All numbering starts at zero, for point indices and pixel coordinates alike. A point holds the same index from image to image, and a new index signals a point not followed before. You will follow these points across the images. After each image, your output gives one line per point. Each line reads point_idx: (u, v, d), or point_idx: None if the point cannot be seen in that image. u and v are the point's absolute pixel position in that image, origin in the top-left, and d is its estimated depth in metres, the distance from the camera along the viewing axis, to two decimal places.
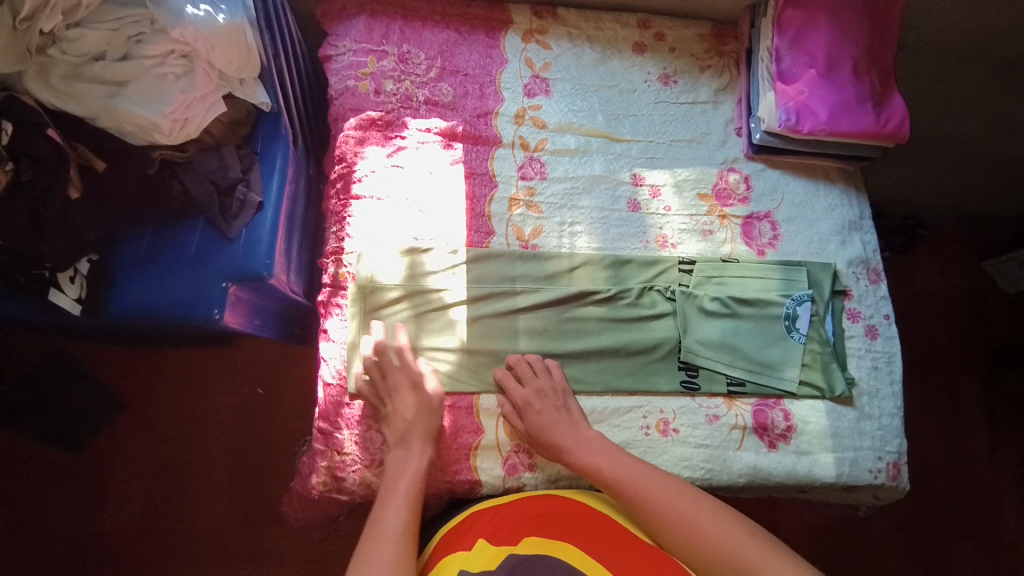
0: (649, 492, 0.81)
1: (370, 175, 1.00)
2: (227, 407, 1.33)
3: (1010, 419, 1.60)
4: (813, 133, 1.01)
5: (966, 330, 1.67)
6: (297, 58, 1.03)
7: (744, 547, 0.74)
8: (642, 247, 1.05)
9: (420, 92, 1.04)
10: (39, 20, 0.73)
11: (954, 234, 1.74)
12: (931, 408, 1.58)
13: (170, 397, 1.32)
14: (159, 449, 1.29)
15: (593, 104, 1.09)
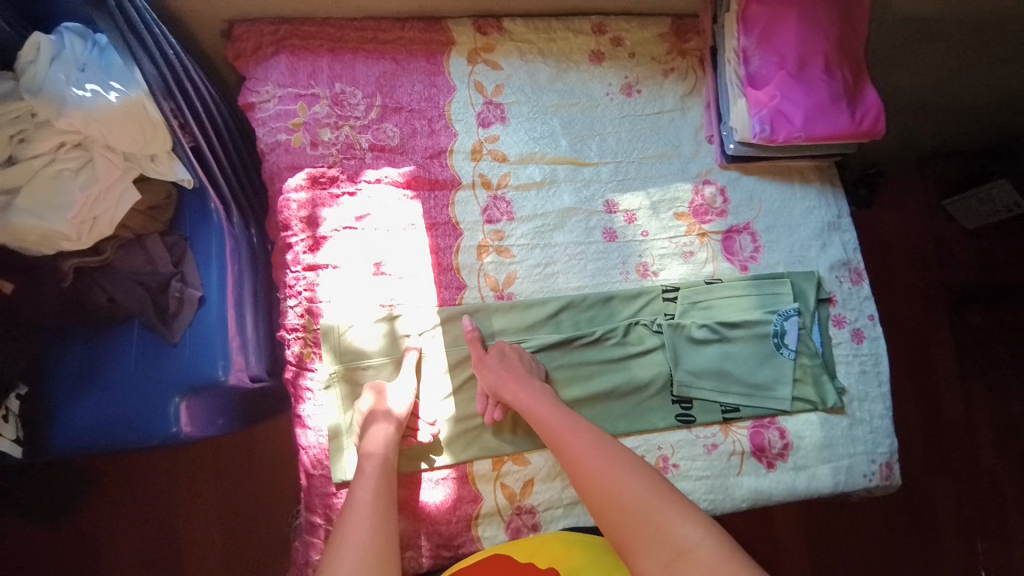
0: (581, 450, 0.80)
1: (321, 241, 0.90)
2: (201, 483, 1.19)
3: (996, 377, 1.59)
4: (788, 141, 0.96)
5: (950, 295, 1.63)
6: (217, 111, 0.90)
7: (664, 509, 0.72)
8: (622, 280, 0.99)
9: (362, 138, 0.93)
10: None
11: None
12: (916, 377, 1.58)
13: (136, 483, 1.16)
14: (134, 540, 1.15)
15: (554, 127, 0.99)
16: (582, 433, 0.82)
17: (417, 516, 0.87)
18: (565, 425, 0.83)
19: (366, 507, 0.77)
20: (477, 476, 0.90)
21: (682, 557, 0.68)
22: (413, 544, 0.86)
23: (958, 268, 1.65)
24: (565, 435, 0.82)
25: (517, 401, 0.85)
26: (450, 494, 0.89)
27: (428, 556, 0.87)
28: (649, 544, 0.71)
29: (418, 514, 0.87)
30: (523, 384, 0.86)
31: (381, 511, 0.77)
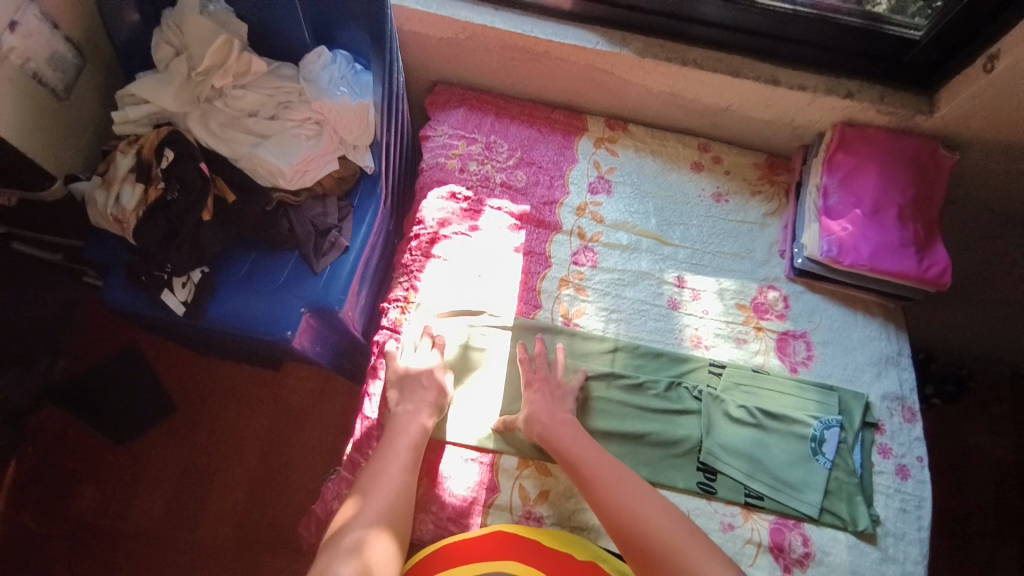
0: (609, 482, 0.87)
1: (442, 238, 1.13)
2: (260, 431, 1.41)
3: None
4: (853, 267, 1.08)
5: (1009, 494, 1.61)
6: (402, 132, 1.22)
7: (684, 545, 0.80)
8: (675, 344, 1.11)
9: (498, 175, 1.19)
10: (212, 76, 0.96)
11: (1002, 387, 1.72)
12: (963, 569, 1.51)
13: (220, 409, 1.42)
14: (197, 457, 1.37)
15: (648, 208, 1.20)
16: (614, 471, 0.89)
17: (441, 485, 0.96)
18: (593, 458, 0.90)
19: (410, 439, 0.92)
20: (500, 469, 0.98)
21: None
22: (427, 508, 0.94)
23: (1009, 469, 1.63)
24: (593, 464, 0.90)
25: (545, 426, 0.94)
26: (475, 477, 0.97)
27: (436, 525, 0.94)
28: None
29: (442, 486, 0.96)
30: (552, 415, 0.96)
31: (417, 444, 0.92)
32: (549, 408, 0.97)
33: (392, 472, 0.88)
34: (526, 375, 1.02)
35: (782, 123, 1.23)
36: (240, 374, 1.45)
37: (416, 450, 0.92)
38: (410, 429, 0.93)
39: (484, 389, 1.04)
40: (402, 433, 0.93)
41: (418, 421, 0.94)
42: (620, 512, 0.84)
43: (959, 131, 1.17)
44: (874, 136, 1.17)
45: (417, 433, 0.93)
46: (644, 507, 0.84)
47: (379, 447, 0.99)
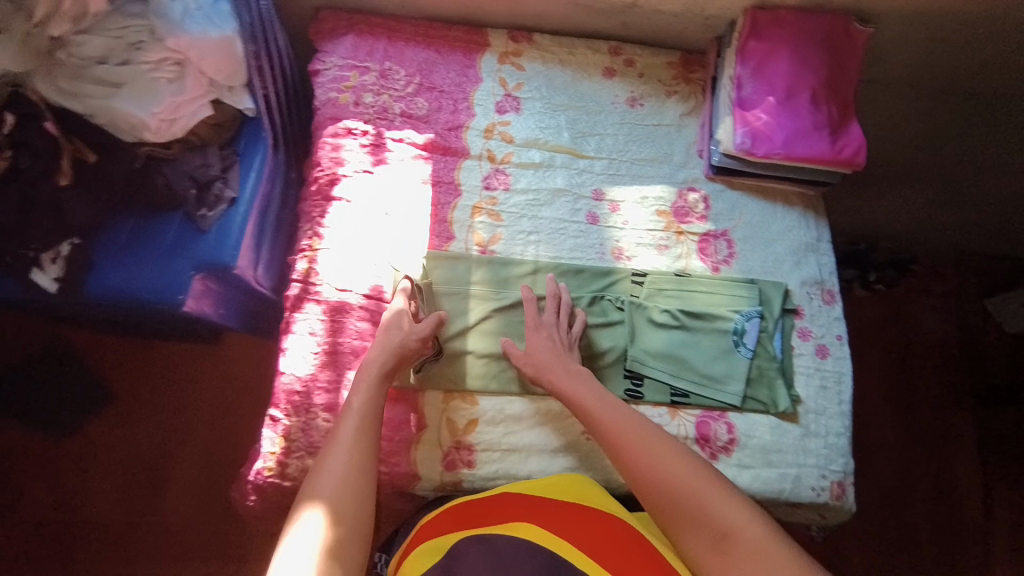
0: (628, 438, 0.88)
1: (344, 178, 1.07)
2: (207, 403, 1.40)
3: (993, 450, 1.67)
4: (767, 156, 1.05)
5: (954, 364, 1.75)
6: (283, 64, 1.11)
7: (712, 498, 0.82)
8: (597, 258, 1.09)
9: (396, 105, 1.12)
10: (48, 24, 0.87)
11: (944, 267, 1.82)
12: (914, 436, 1.67)
13: (162, 389, 1.40)
14: (145, 438, 1.37)
15: (560, 122, 1.15)
16: (631, 422, 0.90)
17: None
18: (615, 416, 0.91)
19: (363, 384, 0.91)
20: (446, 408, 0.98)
21: (729, 538, 0.79)
22: None
23: (954, 341, 1.76)
24: (614, 423, 0.90)
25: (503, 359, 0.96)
26: (403, 416, 0.98)
27: None
28: (697, 527, 0.81)
29: None
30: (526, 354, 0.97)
31: (372, 386, 0.91)
32: (561, 362, 0.96)
33: (348, 424, 0.88)
34: (533, 320, 1.01)
35: (691, 13, 1.16)
36: (180, 352, 1.43)
37: (374, 390, 0.91)
38: (366, 374, 0.92)
39: None
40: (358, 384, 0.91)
41: (376, 364, 0.92)
42: (643, 467, 0.85)
43: (870, 3, 1.13)
44: (786, 17, 1.11)
45: (370, 374, 0.92)
46: (669, 462, 0.85)
47: (297, 400, 0.98)
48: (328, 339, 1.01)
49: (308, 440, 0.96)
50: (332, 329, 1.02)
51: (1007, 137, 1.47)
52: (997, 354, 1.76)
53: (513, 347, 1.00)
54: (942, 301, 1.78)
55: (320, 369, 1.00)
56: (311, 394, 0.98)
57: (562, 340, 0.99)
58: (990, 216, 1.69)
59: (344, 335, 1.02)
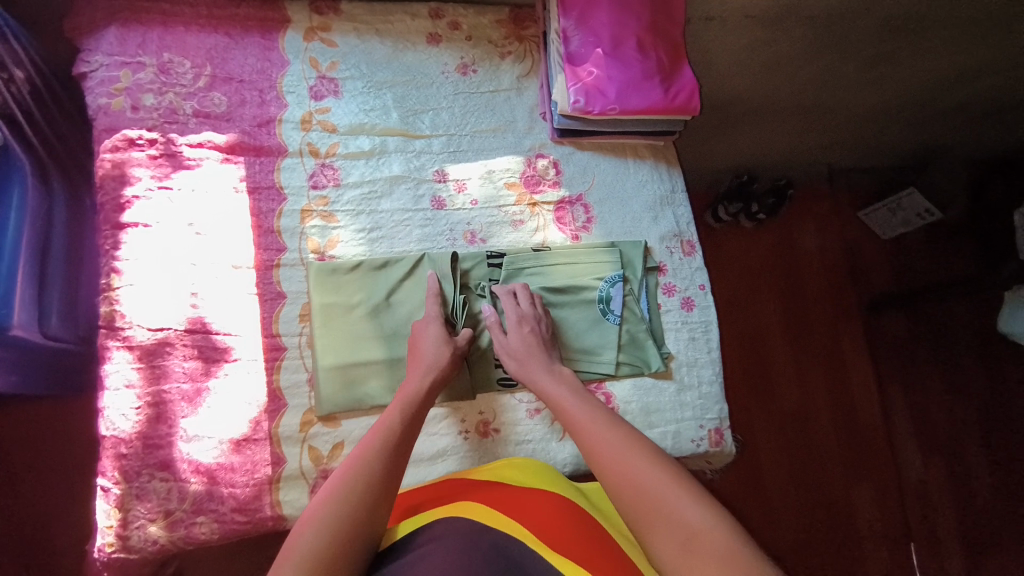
0: (598, 434, 0.79)
1: (134, 200, 0.91)
2: (47, 477, 1.16)
3: (883, 350, 1.90)
4: (604, 113, 1.01)
5: (842, 277, 1.96)
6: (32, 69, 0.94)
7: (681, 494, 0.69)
8: (450, 245, 1.01)
9: (186, 104, 0.96)
10: None
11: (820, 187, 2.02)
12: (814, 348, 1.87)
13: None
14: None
15: (386, 101, 1.04)
16: (605, 424, 0.81)
17: (217, 478, 0.85)
18: (588, 417, 0.83)
19: (405, 394, 0.85)
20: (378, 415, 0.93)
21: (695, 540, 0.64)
22: (205, 507, 0.84)
23: (835, 254, 1.98)
24: (586, 421, 0.82)
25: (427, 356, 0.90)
26: (257, 456, 0.88)
27: (218, 522, 0.84)
28: (665, 527, 0.66)
29: (218, 477, 0.85)
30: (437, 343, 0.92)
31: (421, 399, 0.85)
32: (539, 358, 0.92)
33: (382, 428, 0.80)
34: (512, 305, 0.97)
35: None
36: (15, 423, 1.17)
37: (418, 403, 0.84)
38: (408, 390, 0.85)
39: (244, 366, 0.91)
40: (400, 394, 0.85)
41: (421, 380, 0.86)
42: (612, 465, 0.74)
43: None
44: None
45: (412, 392, 0.85)
46: (637, 460, 0.74)
47: (130, 463, 0.83)
48: (153, 388, 0.87)
49: (148, 508, 0.83)
50: (155, 376, 0.87)
51: (865, 48, 1.36)
52: (875, 260, 2.00)
53: (496, 324, 0.97)
54: (819, 220, 2.00)
55: (147, 425, 0.85)
56: (147, 454, 0.84)
57: (545, 336, 0.95)
58: (845, 136, 1.74)
59: (171, 381, 0.87)
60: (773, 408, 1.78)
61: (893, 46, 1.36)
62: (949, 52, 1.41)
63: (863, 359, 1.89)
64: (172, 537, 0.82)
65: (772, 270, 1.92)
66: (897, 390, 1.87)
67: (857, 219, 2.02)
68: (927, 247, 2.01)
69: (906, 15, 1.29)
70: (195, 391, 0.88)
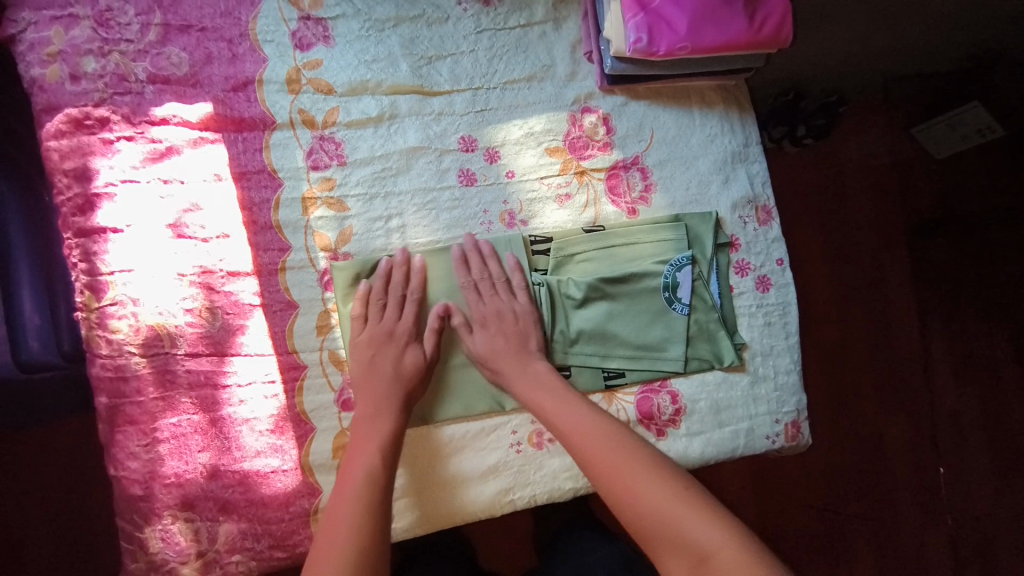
0: (590, 442, 0.70)
1: (98, 198, 0.73)
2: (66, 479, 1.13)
3: (932, 285, 1.67)
4: (672, 54, 0.79)
5: (891, 204, 1.71)
6: None
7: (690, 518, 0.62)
8: (484, 231, 0.84)
9: (139, 68, 0.75)
10: None
11: (873, 101, 1.72)
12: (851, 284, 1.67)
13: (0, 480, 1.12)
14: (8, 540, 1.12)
15: (391, 47, 0.82)
16: (598, 427, 0.72)
17: (254, 512, 0.75)
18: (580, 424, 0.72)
19: (383, 413, 0.74)
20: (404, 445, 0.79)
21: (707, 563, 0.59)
22: (240, 546, 0.74)
23: (884, 178, 1.72)
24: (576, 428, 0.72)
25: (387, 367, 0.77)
26: (290, 486, 0.77)
27: (259, 559, 0.75)
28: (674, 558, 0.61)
29: (252, 510, 0.75)
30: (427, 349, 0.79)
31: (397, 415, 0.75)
32: (517, 353, 0.80)
33: (358, 462, 0.70)
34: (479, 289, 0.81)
35: None
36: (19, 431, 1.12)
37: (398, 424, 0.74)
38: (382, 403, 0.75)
39: (259, 393, 0.77)
40: (368, 420, 0.74)
41: (403, 390, 0.76)
42: (605, 475, 0.67)
43: None
44: None
45: (391, 401, 0.75)
46: (636, 467, 0.67)
47: (146, 505, 0.73)
48: (158, 421, 0.74)
49: (176, 550, 0.73)
50: (158, 408, 0.74)
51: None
52: (926, 184, 1.72)
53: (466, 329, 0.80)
54: (870, 141, 1.72)
55: (160, 463, 0.73)
56: (166, 490, 0.73)
57: (528, 317, 0.82)
58: (919, 41, 1.45)
59: (178, 412, 0.74)
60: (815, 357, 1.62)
61: None
62: None
63: (908, 297, 1.67)
64: None
65: (819, 205, 1.69)
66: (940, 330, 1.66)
67: (907, 137, 1.72)
68: (997, 166, 1.70)
69: None
70: (208, 422, 0.75)
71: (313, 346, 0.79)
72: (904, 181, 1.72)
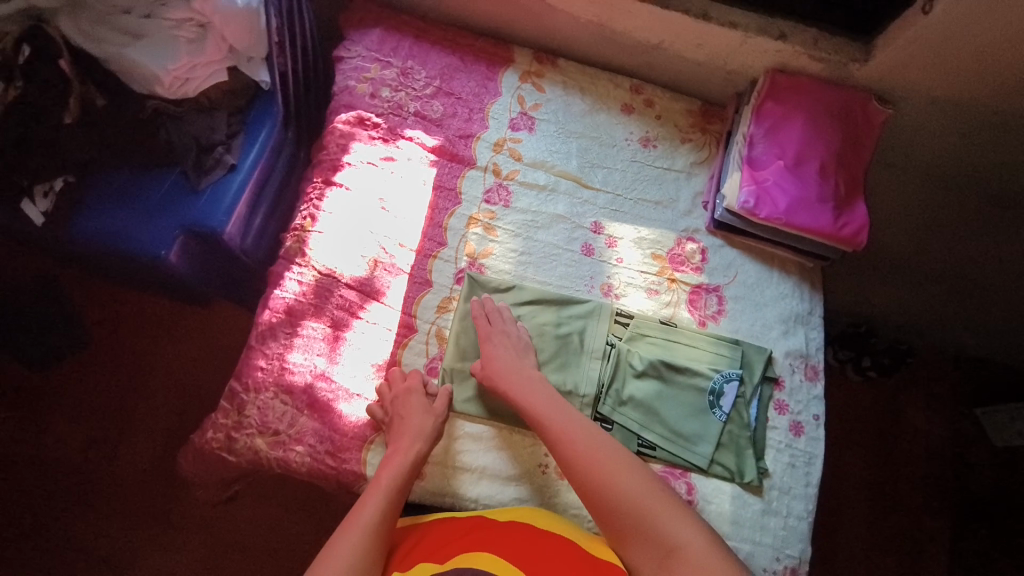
0: (624, 482, 0.82)
1: (347, 166, 1.06)
2: (184, 366, 1.41)
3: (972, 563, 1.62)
4: (768, 220, 1.05)
5: (942, 462, 1.73)
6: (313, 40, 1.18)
7: (660, 511, 0.80)
8: (585, 291, 1.07)
9: (412, 104, 1.12)
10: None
11: (944, 365, 1.81)
12: (884, 524, 1.65)
13: (132, 341, 1.42)
14: (113, 394, 1.37)
15: (570, 149, 1.15)
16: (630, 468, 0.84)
17: (328, 418, 0.92)
18: (612, 463, 0.84)
19: (394, 468, 0.86)
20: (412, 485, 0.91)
21: None
22: (305, 440, 0.91)
23: (941, 432, 1.76)
24: (611, 463, 0.84)
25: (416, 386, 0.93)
26: (363, 414, 0.94)
27: (312, 458, 0.90)
28: (645, 544, 0.79)
29: (327, 417, 0.92)
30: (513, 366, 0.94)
31: (404, 476, 0.86)
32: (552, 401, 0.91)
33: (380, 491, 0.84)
34: (484, 330, 0.97)
35: (715, 65, 1.17)
36: (166, 311, 1.44)
37: (403, 482, 0.85)
38: (401, 459, 0.87)
39: (376, 336, 0.98)
40: (383, 471, 0.86)
41: (415, 451, 0.87)
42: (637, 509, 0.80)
43: (896, 83, 1.11)
44: (806, 84, 1.12)
45: (405, 461, 0.86)
46: (663, 508, 0.80)
47: (260, 377, 0.93)
48: (303, 320, 0.97)
49: (262, 420, 0.91)
50: (307, 311, 0.97)
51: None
52: (987, 465, 1.72)
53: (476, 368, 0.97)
54: (937, 398, 1.79)
55: (287, 350, 0.95)
56: (278, 373, 0.93)
57: (519, 343, 0.97)
58: (988, 317, 1.61)
59: (319, 321, 0.97)
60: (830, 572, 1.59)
61: None
62: None
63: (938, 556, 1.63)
64: (270, 455, 0.90)
65: (873, 430, 1.74)
66: None
67: (970, 415, 1.78)
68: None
69: None
70: (333, 336, 0.97)
71: (429, 318, 1.01)
72: (960, 451, 1.74)
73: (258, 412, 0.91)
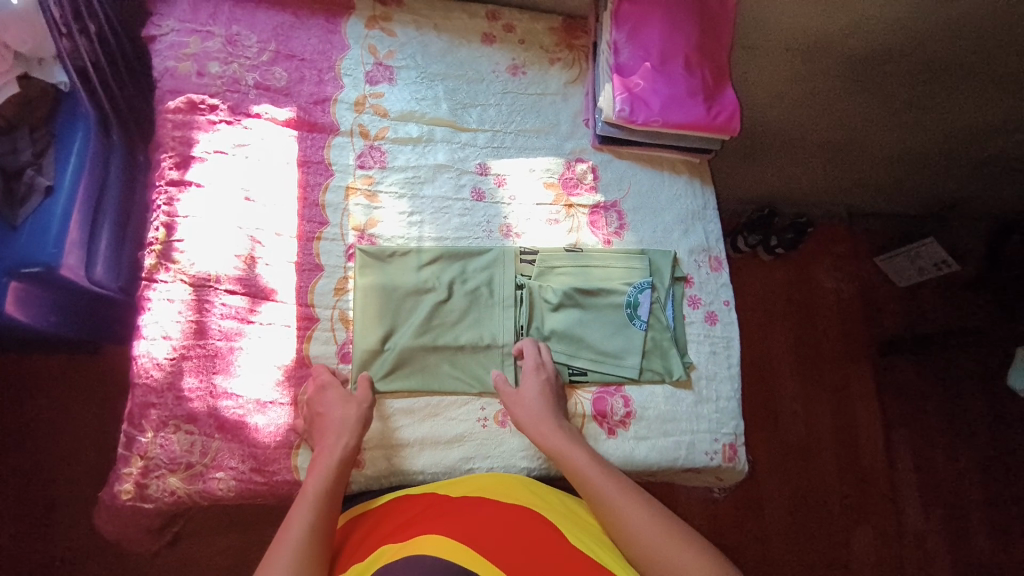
0: (587, 474, 0.84)
1: (192, 160, 0.94)
2: (92, 425, 1.28)
3: (889, 396, 1.84)
4: (647, 124, 1.04)
5: (852, 317, 1.91)
6: (113, 19, 1.00)
7: (615, 496, 0.80)
8: (484, 237, 1.03)
9: (249, 76, 1.00)
10: None
11: (839, 229, 1.97)
12: (815, 385, 1.82)
13: (19, 411, 1.26)
14: (18, 474, 1.23)
15: (438, 93, 1.08)
16: (593, 461, 0.85)
17: (242, 436, 0.86)
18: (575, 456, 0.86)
19: (324, 466, 0.81)
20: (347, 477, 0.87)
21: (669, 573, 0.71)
22: (225, 464, 0.84)
23: (848, 290, 1.93)
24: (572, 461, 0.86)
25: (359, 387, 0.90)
26: (281, 419, 0.88)
27: (238, 480, 0.85)
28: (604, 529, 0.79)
29: (243, 434, 0.86)
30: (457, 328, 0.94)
31: (336, 471, 0.81)
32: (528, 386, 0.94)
33: (318, 480, 0.80)
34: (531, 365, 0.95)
35: None
36: (54, 370, 1.30)
37: (335, 477, 0.81)
38: (330, 456, 0.82)
39: (275, 337, 0.91)
40: (314, 469, 0.81)
41: (342, 445, 0.83)
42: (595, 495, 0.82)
43: None
44: None
45: (335, 457, 0.82)
46: (620, 492, 0.81)
47: (155, 413, 0.84)
48: (187, 340, 0.87)
49: (170, 458, 0.83)
50: (190, 328, 0.88)
51: (899, 91, 1.42)
52: (888, 306, 1.94)
53: (504, 381, 0.94)
54: (838, 261, 1.95)
55: (180, 377, 0.86)
56: (172, 401, 0.85)
57: (557, 388, 0.95)
58: (867, 176, 1.75)
59: (207, 337, 0.88)
60: (776, 440, 1.74)
61: (924, 92, 1.43)
62: (974, 100, 1.45)
63: (864, 399, 1.83)
64: (189, 489, 0.83)
65: (790, 303, 1.88)
66: (899, 438, 1.80)
67: (871, 265, 1.96)
68: (942, 298, 1.95)
69: (934, 66, 1.36)
70: (225, 349, 0.89)
71: (328, 303, 0.95)
72: (865, 303, 1.93)
73: (161, 452, 0.83)
